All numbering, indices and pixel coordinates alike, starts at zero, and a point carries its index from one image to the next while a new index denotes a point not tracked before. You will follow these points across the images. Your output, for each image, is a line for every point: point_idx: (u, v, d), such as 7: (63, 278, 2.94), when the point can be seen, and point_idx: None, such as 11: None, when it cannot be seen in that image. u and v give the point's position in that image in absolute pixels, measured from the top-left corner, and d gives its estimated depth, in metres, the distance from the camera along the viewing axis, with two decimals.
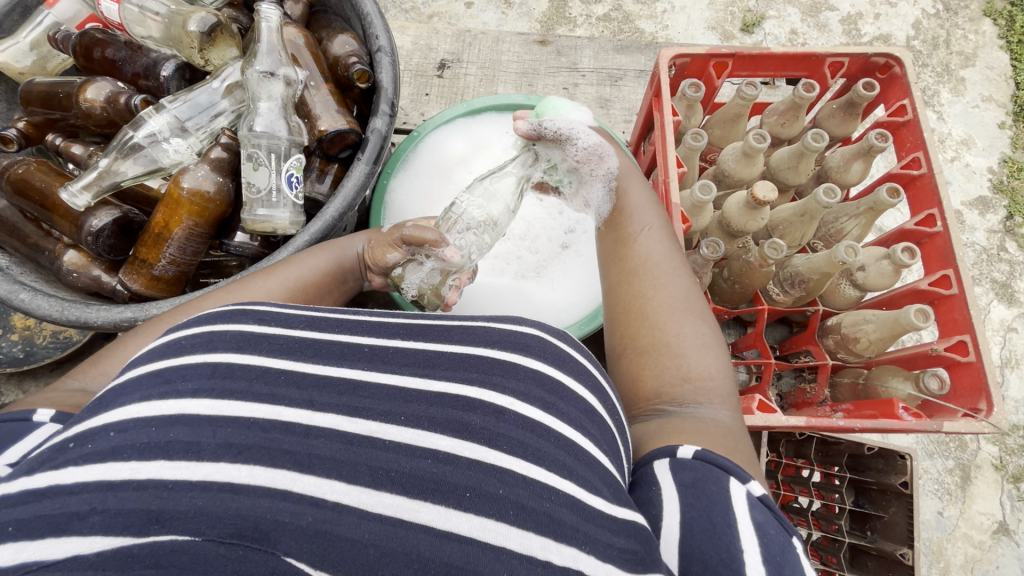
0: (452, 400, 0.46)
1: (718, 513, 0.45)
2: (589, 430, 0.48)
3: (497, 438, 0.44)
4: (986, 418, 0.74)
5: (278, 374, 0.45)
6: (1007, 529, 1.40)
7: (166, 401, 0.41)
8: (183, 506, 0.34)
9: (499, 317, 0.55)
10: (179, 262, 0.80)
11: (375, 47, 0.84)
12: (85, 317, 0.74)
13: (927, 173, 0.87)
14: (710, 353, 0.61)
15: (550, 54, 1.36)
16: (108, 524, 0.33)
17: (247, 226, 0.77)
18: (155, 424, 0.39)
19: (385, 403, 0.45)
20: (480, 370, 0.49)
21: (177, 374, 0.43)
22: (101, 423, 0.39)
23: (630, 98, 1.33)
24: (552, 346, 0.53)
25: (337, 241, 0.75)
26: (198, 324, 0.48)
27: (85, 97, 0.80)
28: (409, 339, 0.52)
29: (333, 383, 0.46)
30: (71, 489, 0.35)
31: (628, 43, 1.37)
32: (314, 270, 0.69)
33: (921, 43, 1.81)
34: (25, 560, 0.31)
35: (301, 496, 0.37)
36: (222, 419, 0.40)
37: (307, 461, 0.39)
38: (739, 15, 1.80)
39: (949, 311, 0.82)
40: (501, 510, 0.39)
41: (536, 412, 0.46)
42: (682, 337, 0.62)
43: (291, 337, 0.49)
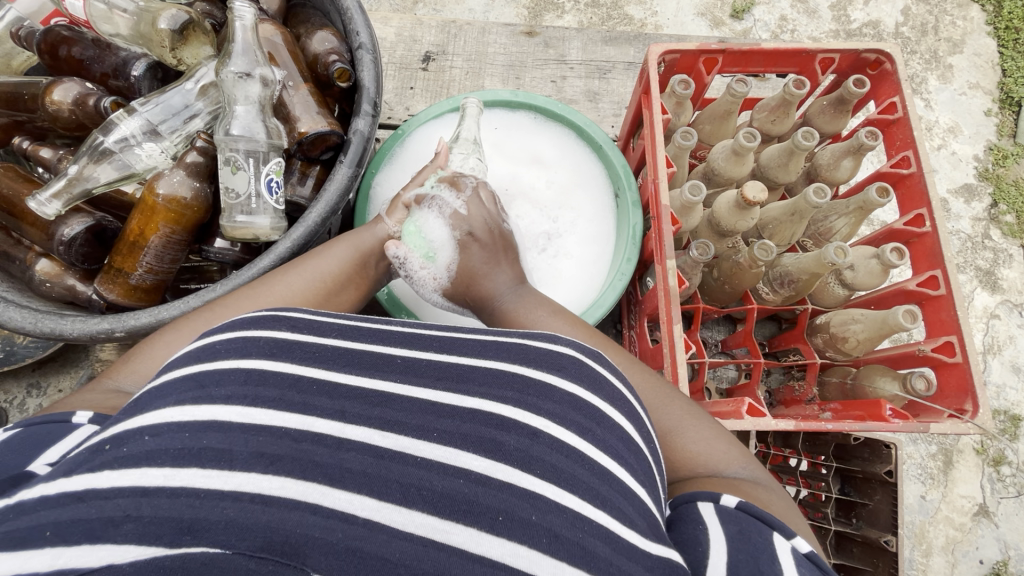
0: (486, 417, 0.47)
1: (765, 560, 0.45)
2: (630, 465, 0.48)
3: (531, 460, 0.44)
4: (971, 419, 0.75)
5: (310, 383, 0.46)
6: (987, 511, 1.43)
7: (200, 406, 0.42)
8: (215, 517, 0.35)
9: (534, 333, 0.54)
10: (157, 271, 0.77)
11: (356, 43, 0.81)
12: (60, 330, 0.71)
13: (917, 172, 0.87)
14: (692, 424, 0.60)
15: (537, 46, 1.33)
16: (142, 534, 0.34)
17: (226, 233, 0.75)
18: (189, 429, 0.40)
19: (418, 417, 0.46)
20: (515, 389, 0.49)
21: (210, 379, 0.44)
22: (138, 426, 0.40)
23: (619, 91, 1.31)
24: (588, 368, 0.52)
25: (356, 231, 0.74)
26: (233, 328, 0.49)
27: (51, 100, 0.77)
28: (433, 351, 0.52)
29: (367, 397, 0.47)
30: (107, 494, 0.35)
31: (617, 34, 1.34)
32: (341, 260, 0.69)
33: (909, 30, 1.80)
34: (62, 567, 0.32)
35: (331, 511, 0.38)
36: (255, 428, 0.41)
37: (338, 475, 0.40)
38: (728, 2, 1.78)
39: (937, 312, 0.82)
40: (534, 537, 0.40)
41: (572, 437, 0.46)
42: (664, 425, 0.60)
43: (321, 346, 0.50)
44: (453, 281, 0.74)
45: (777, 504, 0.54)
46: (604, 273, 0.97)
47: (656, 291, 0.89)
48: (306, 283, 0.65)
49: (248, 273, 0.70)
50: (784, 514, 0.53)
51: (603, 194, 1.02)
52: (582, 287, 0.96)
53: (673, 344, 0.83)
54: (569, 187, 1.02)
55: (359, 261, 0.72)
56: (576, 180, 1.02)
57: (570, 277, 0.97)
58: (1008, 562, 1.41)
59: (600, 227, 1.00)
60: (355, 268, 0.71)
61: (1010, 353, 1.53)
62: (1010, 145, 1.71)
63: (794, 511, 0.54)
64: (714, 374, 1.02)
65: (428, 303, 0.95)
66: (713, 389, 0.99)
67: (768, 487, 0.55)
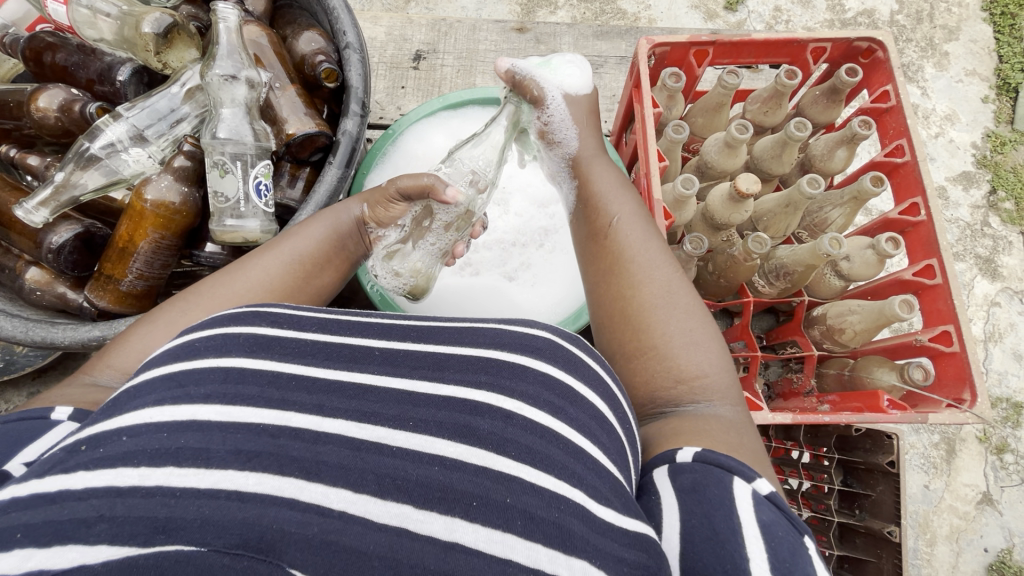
0: (460, 403, 0.46)
1: (721, 518, 0.44)
2: (602, 439, 0.47)
3: (505, 442, 0.43)
4: (969, 408, 0.74)
5: (289, 379, 0.46)
6: (990, 499, 1.42)
7: (177, 407, 0.41)
8: (190, 515, 0.35)
9: (509, 319, 0.55)
10: (148, 277, 0.77)
11: (343, 43, 0.80)
12: (51, 338, 0.71)
13: (911, 160, 0.86)
14: (706, 343, 0.60)
15: (528, 42, 1.32)
16: (115, 534, 0.33)
17: (216, 237, 0.74)
18: (166, 430, 0.40)
19: (393, 407, 0.45)
20: (489, 373, 0.49)
21: (190, 379, 0.44)
22: (114, 427, 0.40)
23: (611, 85, 1.30)
24: (564, 349, 0.52)
25: (332, 209, 0.73)
26: (211, 326, 0.49)
27: (37, 107, 0.76)
28: (412, 343, 0.52)
29: (343, 389, 0.46)
30: (79, 495, 0.35)
31: (608, 28, 1.33)
32: (313, 241, 0.68)
33: (905, 18, 1.78)
34: (31, 569, 0.32)
35: (308, 506, 0.37)
36: (232, 425, 0.41)
37: (316, 469, 0.40)
38: None
39: (934, 301, 0.82)
40: (509, 520, 0.39)
41: (545, 417, 0.46)
42: (682, 334, 0.60)
43: (300, 341, 0.50)
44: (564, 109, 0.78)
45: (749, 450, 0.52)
46: None
47: None
48: (282, 267, 0.64)
49: None
50: (755, 460, 0.51)
51: None
52: (581, 281, 0.96)
53: None
54: None
55: (334, 239, 0.70)
56: None
57: (562, 273, 0.98)
58: (1012, 550, 1.41)
59: None
60: (331, 247, 0.70)
61: (1011, 341, 1.52)
62: (1009, 131, 1.70)
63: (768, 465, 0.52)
64: None
65: (421, 300, 0.96)
66: None
67: (747, 433, 0.54)
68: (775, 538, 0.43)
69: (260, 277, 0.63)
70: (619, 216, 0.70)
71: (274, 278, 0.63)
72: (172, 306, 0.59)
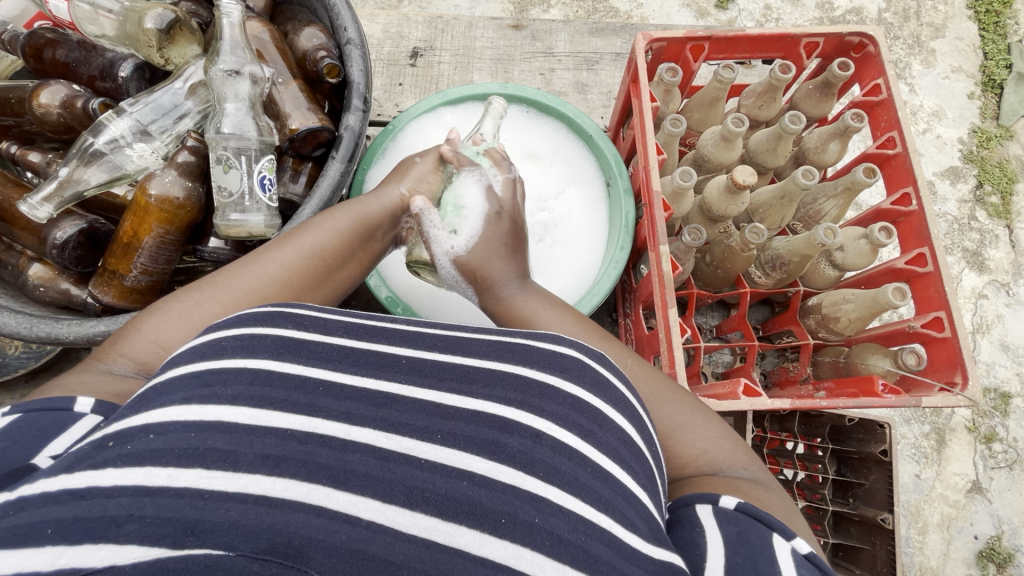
0: (489, 419, 0.48)
1: (763, 562, 0.46)
2: (630, 464, 0.49)
3: (535, 463, 0.45)
4: (961, 391, 0.76)
5: (316, 385, 0.47)
6: (980, 488, 1.46)
7: (206, 406, 0.43)
8: (219, 518, 0.37)
9: (538, 334, 0.56)
10: (153, 272, 0.77)
11: (344, 39, 0.81)
12: (55, 334, 0.71)
13: (902, 152, 0.88)
14: (697, 421, 0.61)
15: (525, 39, 1.33)
16: (145, 534, 0.35)
17: (221, 232, 0.75)
18: (194, 429, 0.41)
19: (421, 419, 0.47)
20: (519, 391, 0.50)
21: (216, 379, 0.45)
22: (141, 423, 0.42)
23: (607, 82, 1.32)
24: (592, 370, 0.53)
25: (361, 198, 0.72)
26: (239, 324, 0.50)
27: (38, 103, 0.77)
28: (438, 353, 0.53)
29: (370, 397, 0.48)
30: (109, 493, 0.37)
31: (603, 25, 1.35)
32: (334, 233, 0.68)
33: (892, 16, 1.82)
34: (64, 566, 0.33)
35: (335, 513, 0.39)
36: (261, 430, 0.43)
37: (343, 477, 0.41)
38: None
39: (925, 288, 0.84)
40: (537, 539, 0.41)
41: (574, 440, 0.48)
42: (671, 420, 0.61)
43: (327, 346, 0.51)
44: (471, 255, 0.71)
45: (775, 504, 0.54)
46: (597, 261, 0.98)
47: (650, 278, 0.90)
48: (300, 259, 0.65)
49: None
50: (788, 517, 0.53)
51: (595, 184, 1.03)
52: (580, 273, 0.98)
53: (669, 329, 0.84)
54: (563, 178, 1.03)
55: (359, 228, 0.70)
56: (570, 171, 1.04)
57: (566, 264, 0.98)
58: (1002, 537, 1.44)
59: (594, 216, 1.01)
60: (354, 239, 0.69)
61: (997, 332, 1.56)
62: (994, 126, 1.73)
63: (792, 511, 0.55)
64: (710, 359, 1.04)
65: (423, 299, 0.97)
66: (709, 373, 1.01)
67: (770, 488, 0.56)
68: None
69: (278, 268, 0.63)
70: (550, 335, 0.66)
71: (292, 270, 0.64)
72: (188, 293, 0.59)
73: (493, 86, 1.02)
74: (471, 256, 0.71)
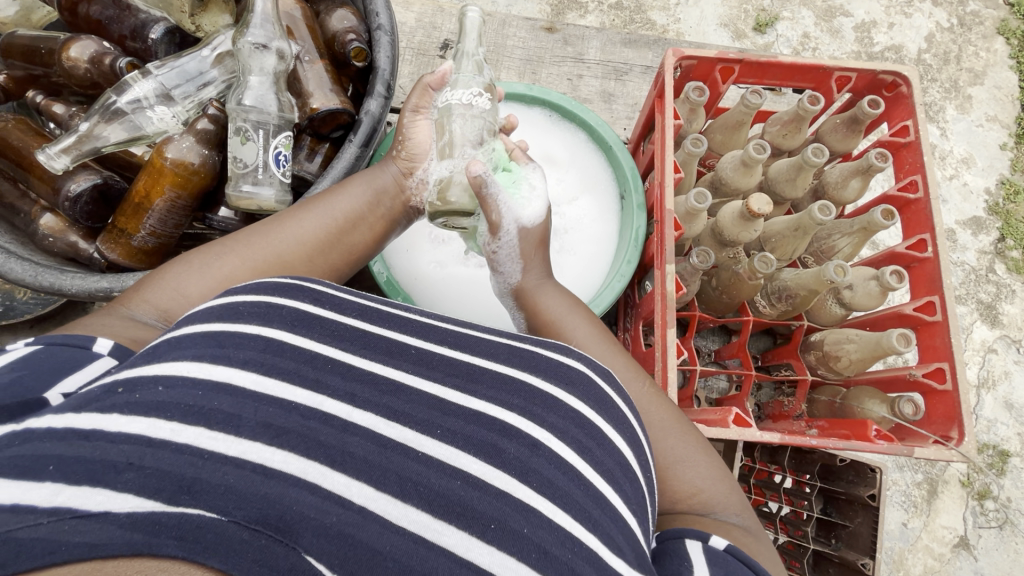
0: (490, 422, 0.50)
1: None
2: (624, 485, 0.51)
3: (529, 472, 0.47)
4: (955, 447, 0.75)
5: (325, 362, 0.50)
6: (967, 543, 1.43)
7: (217, 366, 0.45)
8: (214, 480, 0.38)
9: (548, 344, 0.59)
10: (160, 235, 0.78)
11: (374, 24, 0.81)
12: (59, 285, 0.72)
13: (923, 197, 0.86)
14: (698, 457, 0.62)
15: (556, 42, 1.33)
16: (141, 485, 0.36)
17: (231, 202, 0.75)
18: (202, 388, 0.44)
19: (423, 411, 0.50)
20: (522, 398, 0.52)
21: (230, 341, 0.48)
22: (152, 374, 0.44)
23: (635, 94, 1.31)
24: (595, 388, 0.56)
25: (370, 171, 0.75)
26: (258, 293, 0.54)
27: (68, 56, 0.77)
28: (447, 348, 0.56)
29: (377, 383, 0.51)
30: (112, 438, 0.39)
31: (637, 37, 1.34)
32: (350, 206, 0.70)
33: (931, 57, 1.79)
34: (60, 505, 0.34)
35: (329, 493, 0.41)
36: (266, 397, 0.45)
37: (340, 459, 0.43)
38: (753, 15, 1.78)
39: (931, 337, 0.83)
40: (523, 551, 0.42)
41: (571, 454, 0.49)
42: (671, 454, 0.61)
43: (340, 324, 0.55)
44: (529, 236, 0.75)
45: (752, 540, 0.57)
46: (603, 274, 0.98)
47: (653, 295, 0.89)
48: (318, 228, 0.66)
49: None
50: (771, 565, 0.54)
51: (608, 195, 1.02)
52: (583, 283, 0.97)
53: (665, 350, 0.83)
54: (576, 186, 1.03)
55: (372, 200, 0.72)
56: (585, 179, 1.04)
57: (572, 273, 0.98)
58: None
59: (603, 227, 1.01)
60: (367, 207, 0.72)
61: (1003, 389, 1.53)
62: None
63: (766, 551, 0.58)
64: (706, 384, 1.02)
65: (421, 286, 0.96)
66: (702, 397, 1.00)
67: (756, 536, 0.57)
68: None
69: (297, 235, 0.65)
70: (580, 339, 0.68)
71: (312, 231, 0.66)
72: (213, 250, 0.61)
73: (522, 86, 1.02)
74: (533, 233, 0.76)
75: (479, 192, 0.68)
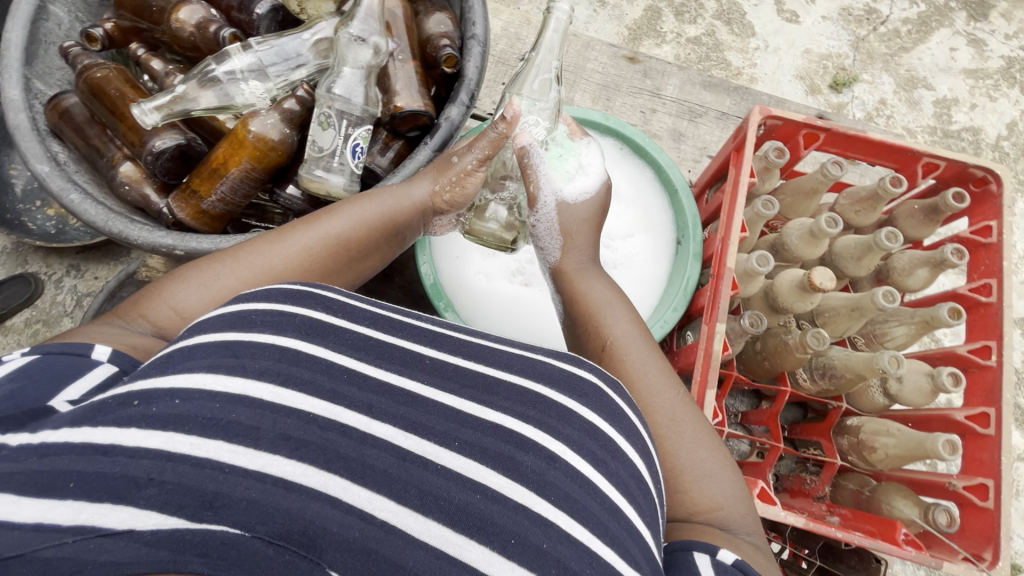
0: (507, 434, 0.50)
1: None
2: (637, 497, 0.51)
3: (546, 485, 0.47)
4: (986, 569, 0.73)
5: (340, 371, 0.51)
6: None
7: (233, 379, 0.46)
8: (237, 495, 0.39)
9: (559, 356, 0.60)
10: (228, 202, 0.80)
11: (470, 33, 0.82)
12: (127, 233, 0.74)
13: (995, 303, 0.83)
14: (719, 471, 0.61)
15: (636, 73, 1.32)
16: (163, 502, 0.38)
17: (302, 182, 0.77)
18: (219, 400, 0.44)
19: (441, 423, 0.50)
20: (536, 410, 0.53)
21: (245, 352, 0.49)
22: (165, 387, 0.45)
23: (705, 137, 1.30)
24: (608, 400, 0.57)
25: (399, 188, 0.75)
26: (272, 303, 0.54)
27: (176, 17, 0.80)
28: (459, 356, 0.57)
29: (394, 394, 0.51)
30: (131, 453, 0.40)
31: (717, 81, 1.33)
32: (358, 224, 0.69)
33: (1011, 145, 1.74)
34: (83, 523, 0.36)
35: (351, 507, 0.42)
36: (284, 409, 0.46)
37: (360, 470, 0.44)
38: (831, 72, 1.76)
39: (977, 449, 0.79)
40: (544, 565, 0.43)
41: (587, 467, 0.50)
42: (693, 464, 0.61)
43: (355, 334, 0.55)
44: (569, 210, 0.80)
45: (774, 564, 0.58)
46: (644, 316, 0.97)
47: (696, 347, 0.88)
48: (323, 244, 0.67)
49: None
50: None
51: (664, 237, 1.01)
52: None
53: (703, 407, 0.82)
54: (633, 223, 1.02)
55: (390, 220, 0.72)
56: (643, 217, 1.02)
57: None
58: None
59: (652, 268, 1.00)
60: (381, 229, 0.72)
61: None
62: None
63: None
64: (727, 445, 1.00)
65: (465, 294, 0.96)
66: None
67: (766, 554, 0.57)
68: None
69: (299, 253, 0.65)
70: (620, 335, 0.70)
71: (314, 256, 0.66)
72: (211, 264, 0.62)
73: (596, 114, 1.01)
74: (574, 207, 0.80)
75: (523, 160, 0.78)
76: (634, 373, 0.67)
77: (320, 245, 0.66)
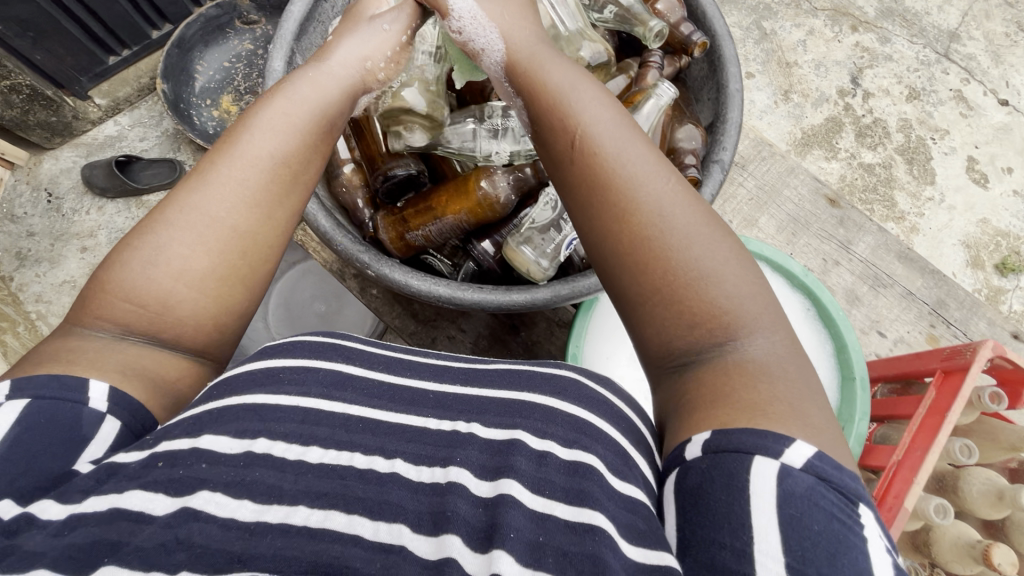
0: (500, 445, 0.84)
1: (740, 508, 0.67)
2: (616, 465, 0.81)
3: (535, 477, 0.78)
4: None
5: (356, 422, 0.88)
6: None
7: (203, 493, 0.72)
8: (264, 550, 0.67)
9: (542, 375, 1.00)
10: (427, 238, 1.24)
11: (717, 158, 1.15)
12: (333, 239, 1.09)
13: None
14: (709, 254, 0.82)
15: (834, 216, 2.03)
16: (195, 561, 0.65)
17: (510, 251, 1.19)
18: (243, 461, 0.76)
19: (439, 452, 0.85)
20: (520, 416, 0.90)
21: (219, 447, 0.77)
22: (191, 450, 0.75)
23: (875, 305, 1.94)
24: (582, 395, 0.94)
25: (322, 65, 0.96)
26: (238, 403, 0.83)
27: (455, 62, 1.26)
28: (452, 400, 0.97)
29: (403, 435, 0.88)
30: (161, 521, 0.68)
31: (913, 259, 1.98)
32: (265, 127, 0.90)
33: None
34: None
35: (370, 546, 0.70)
36: (304, 465, 0.79)
37: (375, 507, 0.75)
38: (1002, 257, 2.55)
39: None
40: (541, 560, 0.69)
41: (565, 449, 0.83)
42: (700, 265, 0.81)
43: (371, 384, 0.96)
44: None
45: (791, 363, 0.78)
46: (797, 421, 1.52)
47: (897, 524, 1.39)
48: (254, 169, 0.88)
49: (488, 299, 1.09)
50: (796, 402, 0.73)
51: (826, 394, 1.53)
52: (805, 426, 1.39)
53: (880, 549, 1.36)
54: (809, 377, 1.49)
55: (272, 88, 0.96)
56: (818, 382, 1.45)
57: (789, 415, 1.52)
58: None
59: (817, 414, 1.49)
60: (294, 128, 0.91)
61: None
62: None
63: (799, 360, 0.79)
64: None
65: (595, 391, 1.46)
66: None
67: (789, 378, 0.76)
68: (813, 506, 0.65)
69: (237, 185, 0.87)
70: (637, 171, 0.86)
71: (264, 183, 0.89)
72: (175, 231, 0.84)
73: (736, 238, 1.54)
74: None
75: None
76: (660, 205, 0.83)
77: (308, 134, 0.92)
